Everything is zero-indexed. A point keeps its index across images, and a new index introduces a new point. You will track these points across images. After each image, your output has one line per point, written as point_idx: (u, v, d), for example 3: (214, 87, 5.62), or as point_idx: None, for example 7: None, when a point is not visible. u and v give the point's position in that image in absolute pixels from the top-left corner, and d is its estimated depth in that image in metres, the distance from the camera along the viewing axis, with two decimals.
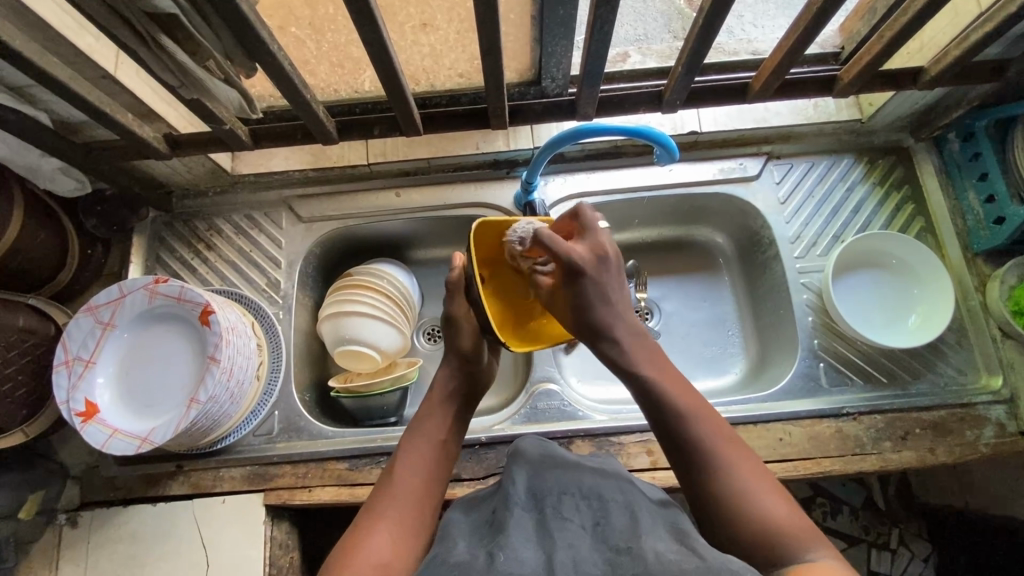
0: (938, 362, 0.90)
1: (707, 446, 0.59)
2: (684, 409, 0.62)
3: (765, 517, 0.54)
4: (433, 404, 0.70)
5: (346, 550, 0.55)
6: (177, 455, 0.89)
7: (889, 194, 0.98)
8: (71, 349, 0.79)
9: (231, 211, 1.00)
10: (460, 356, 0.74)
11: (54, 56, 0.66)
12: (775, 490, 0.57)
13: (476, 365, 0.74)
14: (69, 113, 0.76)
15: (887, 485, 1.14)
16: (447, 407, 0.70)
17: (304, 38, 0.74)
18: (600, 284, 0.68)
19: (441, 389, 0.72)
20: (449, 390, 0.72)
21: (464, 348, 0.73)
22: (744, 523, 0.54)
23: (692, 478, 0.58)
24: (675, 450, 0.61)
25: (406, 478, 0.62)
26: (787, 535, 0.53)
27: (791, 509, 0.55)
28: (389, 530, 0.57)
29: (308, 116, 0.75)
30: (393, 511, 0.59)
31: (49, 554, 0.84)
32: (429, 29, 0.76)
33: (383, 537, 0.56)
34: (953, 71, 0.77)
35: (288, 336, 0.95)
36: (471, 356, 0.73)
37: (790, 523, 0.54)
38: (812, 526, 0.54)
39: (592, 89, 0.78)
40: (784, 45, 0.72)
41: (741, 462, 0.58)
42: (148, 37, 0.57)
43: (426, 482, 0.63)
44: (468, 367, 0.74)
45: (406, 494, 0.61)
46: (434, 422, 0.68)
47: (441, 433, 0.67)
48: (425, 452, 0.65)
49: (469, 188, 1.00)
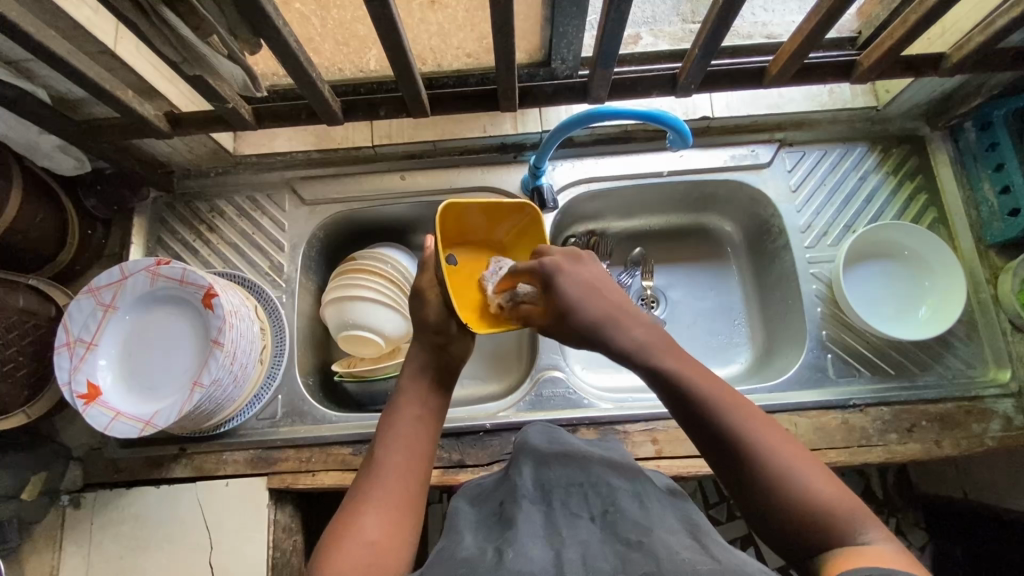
0: (947, 355, 0.90)
1: (742, 432, 0.53)
2: (708, 398, 0.56)
3: (810, 499, 0.50)
4: (406, 378, 0.67)
5: (336, 533, 0.53)
6: (179, 438, 0.88)
7: (902, 183, 0.96)
8: (72, 330, 0.78)
9: (234, 191, 0.99)
10: (431, 332, 0.70)
11: (53, 28, 0.64)
12: (817, 463, 0.53)
13: (447, 336, 0.70)
14: (68, 88, 0.74)
15: (886, 474, 1.16)
16: (422, 379, 0.67)
17: (309, 14, 0.72)
18: (570, 280, 0.67)
19: (412, 364, 0.69)
20: (422, 363, 0.68)
21: (431, 322, 0.70)
22: (789, 514, 0.50)
23: (729, 469, 0.54)
24: (704, 442, 0.55)
25: (391, 456, 0.60)
26: (834, 513, 0.49)
27: (836, 483, 0.51)
28: (377, 518, 0.54)
29: (313, 95, 0.73)
30: (380, 498, 0.56)
31: (53, 533, 0.85)
32: (438, 6, 0.73)
33: (372, 524, 0.54)
34: (975, 57, 0.76)
35: (291, 319, 0.94)
36: (440, 328, 0.70)
37: (839, 503, 0.50)
38: (849, 502, 0.50)
39: (605, 71, 0.76)
40: (805, 28, 0.70)
41: (778, 442, 0.53)
42: (148, 9, 0.55)
43: (406, 462, 0.60)
44: (439, 341, 0.70)
45: (391, 479, 0.58)
46: (411, 397, 0.66)
47: (418, 407, 0.64)
48: (405, 433, 0.62)
49: (475, 172, 0.98)
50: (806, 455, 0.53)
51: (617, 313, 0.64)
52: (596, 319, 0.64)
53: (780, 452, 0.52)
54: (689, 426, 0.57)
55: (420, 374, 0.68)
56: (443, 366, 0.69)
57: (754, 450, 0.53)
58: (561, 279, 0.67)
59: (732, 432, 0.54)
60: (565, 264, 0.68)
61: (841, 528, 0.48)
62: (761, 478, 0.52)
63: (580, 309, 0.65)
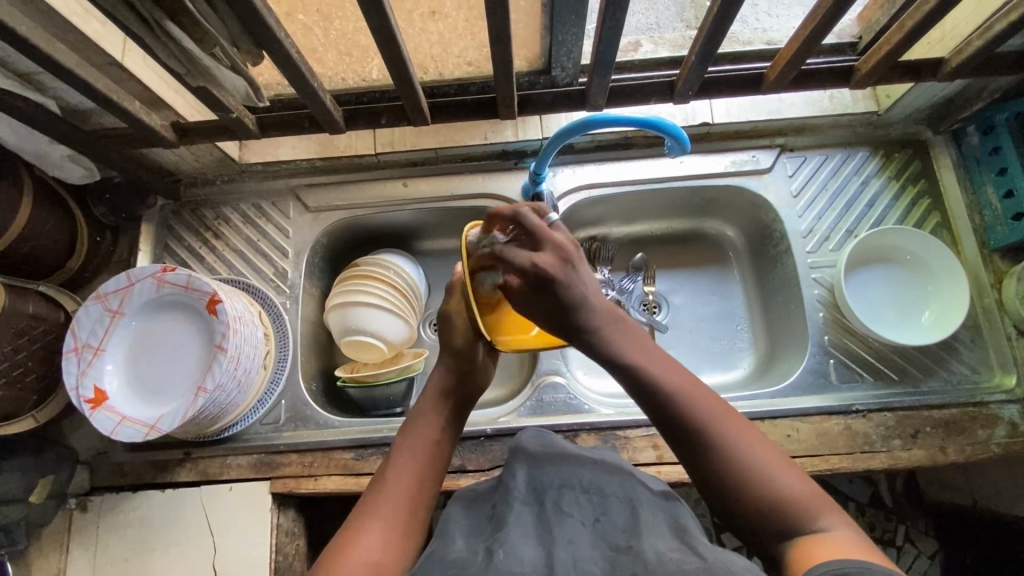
0: (951, 360, 0.89)
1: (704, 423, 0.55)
2: (676, 391, 0.57)
3: (771, 486, 0.52)
4: (426, 400, 0.67)
5: (338, 552, 0.53)
6: (185, 443, 0.89)
7: (905, 188, 0.96)
8: (80, 336, 0.80)
9: (239, 200, 1.00)
10: (455, 354, 0.70)
11: (62, 42, 0.66)
12: (771, 448, 0.55)
13: (473, 363, 0.70)
14: (77, 99, 0.76)
15: (895, 481, 1.14)
16: (440, 404, 0.67)
17: (312, 25, 0.73)
18: (568, 288, 0.59)
19: (434, 387, 0.69)
20: (444, 387, 0.69)
21: (458, 345, 0.70)
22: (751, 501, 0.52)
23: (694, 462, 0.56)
24: (674, 435, 0.57)
25: (397, 476, 0.60)
26: (792, 504, 0.51)
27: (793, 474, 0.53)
28: (381, 540, 0.55)
29: (316, 105, 0.74)
30: (384, 516, 0.57)
31: (61, 536, 0.86)
32: (438, 16, 0.74)
33: (374, 544, 0.54)
34: (975, 62, 0.75)
35: (294, 325, 0.95)
36: (466, 353, 0.70)
37: (795, 490, 0.51)
38: (809, 492, 0.52)
39: (603, 78, 0.76)
40: (801, 35, 0.71)
41: (739, 432, 0.55)
42: (153, 23, 0.57)
43: (410, 483, 0.60)
44: (465, 366, 0.70)
45: (395, 500, 0.58)
46: (429, 420, 0.66)
47: (436, 432, 0.64)
48: (418, 454, 0.62)
49: (477, 179, 0.99)
50: (767, 444, 0.55)
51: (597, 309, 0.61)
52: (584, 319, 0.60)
53: (739, 442, 0.54)
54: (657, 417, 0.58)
55: (441, 398, 0.68)
56: (463, 392, 0.69)
57: (719, 442, 0.54)
58: (558, 286, 0.59)
59: (697, 423, 0.56)
60: (560, 269, 0.59)
61: (801, 515, 0.50)
62: (725, 469, 0.53)
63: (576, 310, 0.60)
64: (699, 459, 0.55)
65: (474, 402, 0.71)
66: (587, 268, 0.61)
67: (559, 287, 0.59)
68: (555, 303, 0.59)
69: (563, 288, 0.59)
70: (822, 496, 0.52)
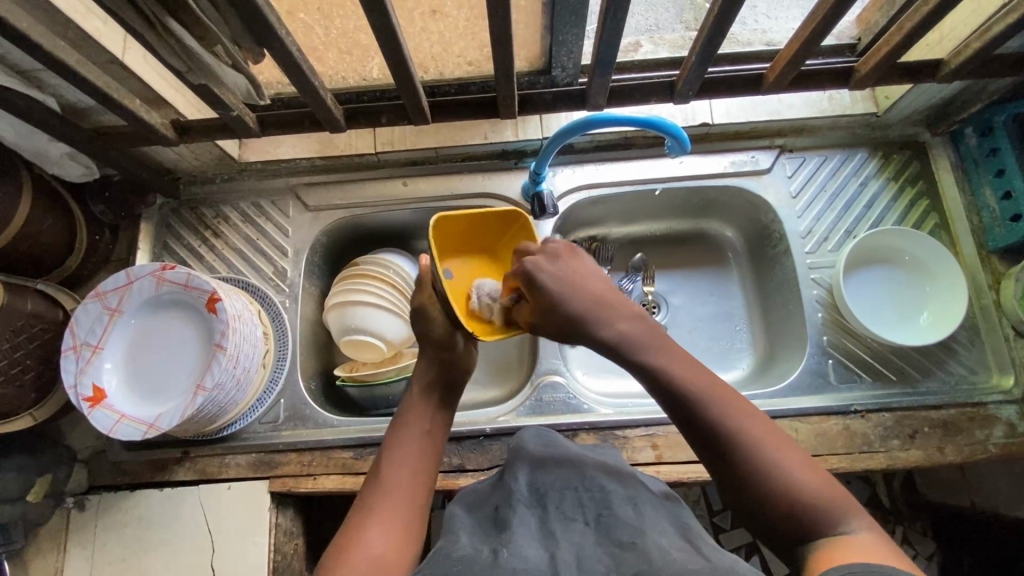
0: (949, 361, 0.89)
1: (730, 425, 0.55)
2: (696, 391, 0.57)
3: (798, 489, 0.51)
4: (412, 397, 0.68)
5: (341, 549, 0.53)
6: (183, 442, 0.89)
7: (903, 189, 0.96)
8: (79, 334, 0.79)
9: (238, 198, 1.00)
10: (435, 345, 0.71)
11: (62, 39, 0.66)
12: (797, 452, 0.54)
13: (453, 351, 0.71)
14: (77, 97, 0.76)
15: (892, 482, 1.14)
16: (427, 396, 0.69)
17: (313, 24, 0.73)
18: (554, 277, 0.64)
19: (419, 380, 0.70)
20: (429, 379, 0.70)
21: (436, 336, 0.71)
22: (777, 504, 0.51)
23: (715, 464, 0.55)
24: (700, 437, 0.56)
25: (393, 469, 0.61)
26: (820, 507, 0.50)
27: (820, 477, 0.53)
28: (386, 527, 0.55)
29: (316, 104, 0.74)
30: (383, 510, 0.57)
31: (58, 535, 0.85)
32: (439, 16, 0.75)
33: (377, 536, 0.54)
34: (974, 63, 0.76)
35: (293, 324, 0.95)
36: (444, 342, 0.71)
37: (823, 493, 0.51)
38: (836, 495, 0.51)
39: (603, 78, 0.76)
40: (801, 36, 0.71)
41: (765, 435, 0.55)
42: (154, 20, 0.57)
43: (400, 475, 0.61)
44: (446, 355, 0.71)
45: (393, 492, 0.59)
46: (417, 412, 0.67)
47: (424, 423, 0.66)
48: (409, 446, 0.63)
49: (477, 178, 0.99)
50: (792, 447, 0.55)
51: (604, 306, 0.64)
52: (583, 312, 0.63)
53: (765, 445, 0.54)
54: (682, 419, 0.57)
55: (425, 391, 0.69)
56: (449, 380, 0.70)
57: (747, 444, 0.54)
58: (543, 274, 0.64)
59: (720, 425, 0.55)
60: (547, 260, 0.66)
61: (828, 518, 0.50)
62: (752, 472, 0.53)
63: (563, 301, 0.63)
64: (724, 461, 0.54)
65: (460, 391, 0.73)
66: (579, 262, 0.67)
67: (543, 275, 0.65)
68: (542, 293, 0.64)
69: (545, 275, 0.64)
70: (846, 499, 0.52)
